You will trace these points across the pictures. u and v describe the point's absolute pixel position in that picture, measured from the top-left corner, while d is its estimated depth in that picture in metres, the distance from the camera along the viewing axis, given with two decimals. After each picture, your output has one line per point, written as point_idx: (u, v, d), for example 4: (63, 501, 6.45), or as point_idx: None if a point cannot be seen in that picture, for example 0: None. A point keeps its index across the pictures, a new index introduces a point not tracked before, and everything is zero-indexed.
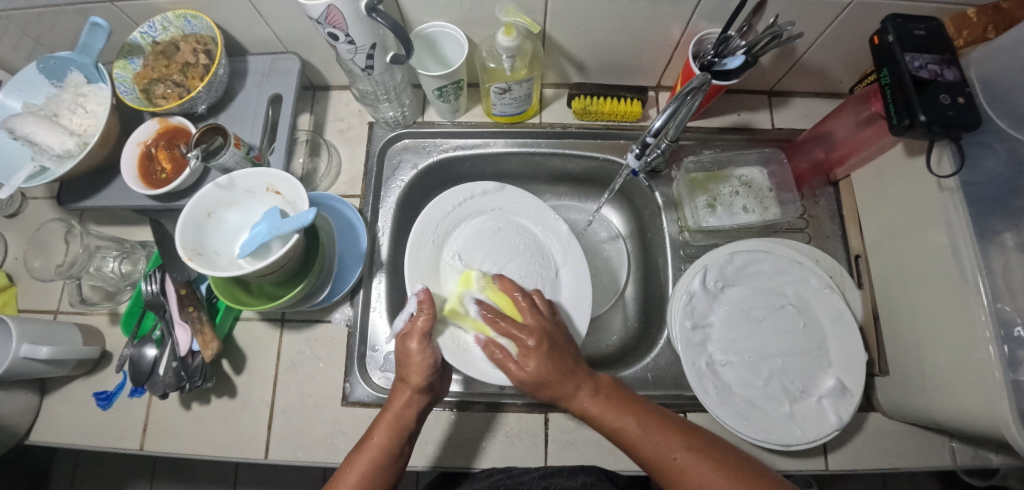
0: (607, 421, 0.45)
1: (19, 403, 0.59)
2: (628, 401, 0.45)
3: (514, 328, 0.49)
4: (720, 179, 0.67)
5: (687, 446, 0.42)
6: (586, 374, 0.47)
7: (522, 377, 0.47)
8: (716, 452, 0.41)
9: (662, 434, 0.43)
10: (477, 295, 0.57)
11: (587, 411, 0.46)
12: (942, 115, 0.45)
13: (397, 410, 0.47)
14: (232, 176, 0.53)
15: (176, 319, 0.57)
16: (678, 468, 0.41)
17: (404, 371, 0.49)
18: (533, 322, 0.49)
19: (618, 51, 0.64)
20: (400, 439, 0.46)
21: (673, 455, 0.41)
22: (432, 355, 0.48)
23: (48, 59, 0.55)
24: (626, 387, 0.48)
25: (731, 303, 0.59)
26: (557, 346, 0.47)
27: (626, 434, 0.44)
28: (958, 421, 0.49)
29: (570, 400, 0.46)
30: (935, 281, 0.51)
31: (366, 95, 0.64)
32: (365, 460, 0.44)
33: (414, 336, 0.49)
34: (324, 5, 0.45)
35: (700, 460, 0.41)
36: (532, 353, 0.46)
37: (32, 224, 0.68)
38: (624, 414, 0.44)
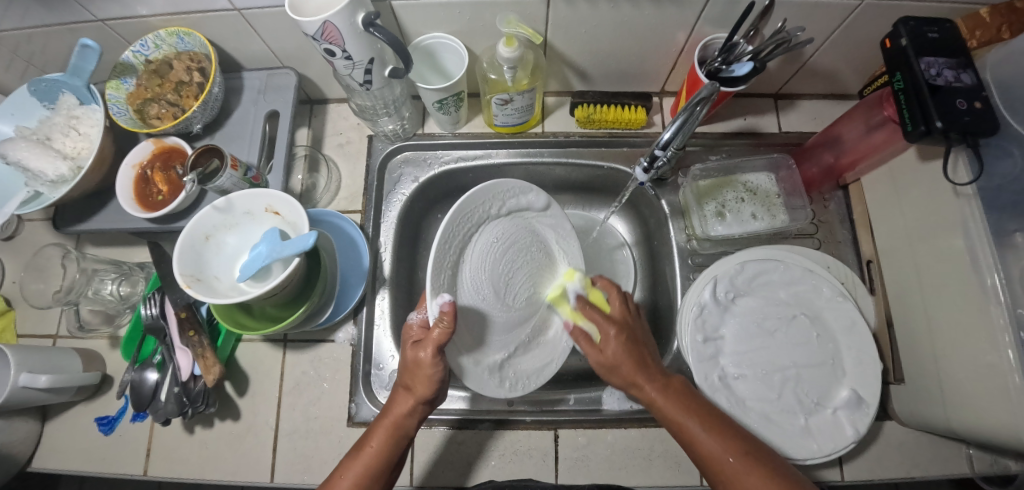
0: (672, 414, 0.45)
1: (20, 431, 0.58)
2: (688, 400, 0.46)
3: (604, 324, 0.50)
4: (728, 186, 0.65)
5: (740, 451, 0.42)
6: (659, 371, 0.47)
7: (600, 360, 0.49)
8: (776, 469, 0.41)
9: (721, 440, 0.43)
10: (575, 289, 0.57)
11: (653, 401, 0.46)
12: (959, 121, 0.43)
13: (399, 416, 0.46)
14: (230, 198, 0.52)
15: (177, 344, 0.56)
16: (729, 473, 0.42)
17: (410, 379, 0.46)
18: (616, 315, 0.51)
19: (621, 57, 0.63)
20: (399, 445, 0.47)
21: (725, 456, 0.42)
22: (442, 369, 0.45)
23: (39, 82, 0.54)
24: (698, 392, 0.48)
25: (742, 314, 0.58)
26: (634, 336, 0.49)
27: (688, 430, 0.44)
28: (979, 432, 0.48)
29: (637, 388, 0.47)
30: (952, 289, 0.50)
31: (365, 109, 0.63)
32: (360, 466, 0.45)
33: (426, 347, 0.44)
34: (319, 22, 0.44)
35: (717, 437, 0.43)
36: (612, 338, 0.48)
37: (29, 247, 0.67)
38: (687, 412, 0.45)
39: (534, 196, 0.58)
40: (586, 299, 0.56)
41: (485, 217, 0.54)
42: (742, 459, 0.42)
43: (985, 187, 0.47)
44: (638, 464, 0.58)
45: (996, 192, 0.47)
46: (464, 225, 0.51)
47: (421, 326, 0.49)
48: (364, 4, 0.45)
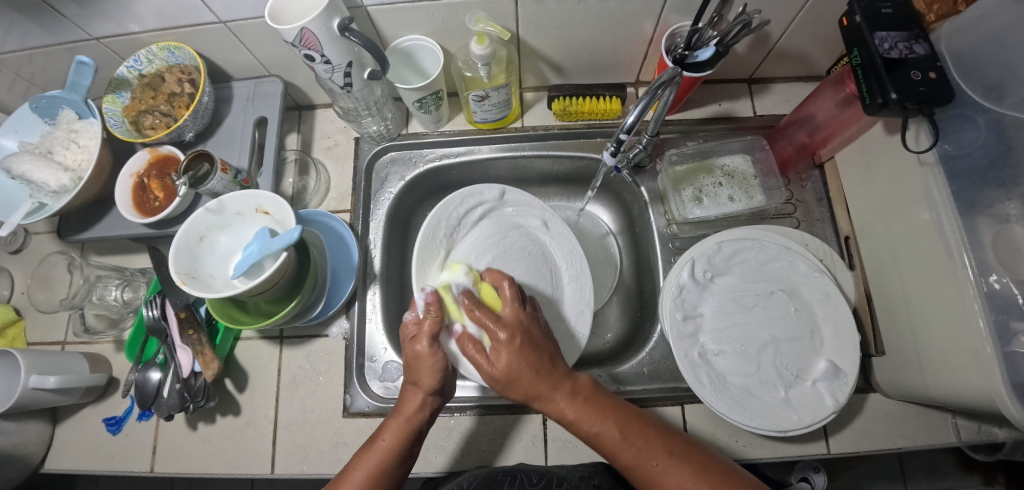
0: (585, 426, 0.43)
1: (31, 433, 0.61)
2: (606, 405, 0.44)
3: (489, 320, 0.45)
4: (704, 170, 0.67)
5: (670, 451, 0.42)
6: (565, 375, 0.44)
7: (493, 373, 0.43)
8: (696, 456, 0.42)
9: (647, 444, 0.42)
10: (462, 282, 0.54)
11: (563, 415, 0.43)
12: (913, 91, 0.45)
13: (409, 412, 0.48)
14: (221, 199, 0.55)
15: (178, 343, 0.59)
16: (655, 476, 0.41)
17: (415, 375, 0.48)
18: (511, 318, 0.45)
19: (593, 50, 0.65)
20: (409, 442, 0.48)
21: (652, 461, 0.41)
22: (444, 360, 0.47)
23: (40, 99, 0.58)
24: (602, 387, 0.46)
25: (720, 292, 0.59)
26: (533, 342, 0.44)
27: (605, 440, 0.42)
28: (954, 398, 0.49)
29: (545, 400, 0.43)
30: (919, 257, 0.50)
31: (349, 112, 0.65)
32: (373, 458, 0.46)
33: (422, 340, 0.47)
34: (297, 29, 0.46)
35: (682, 469, 0.40)
36: (506, 348, 0.43)
37: (36, 258, 0.70)
38: (601, 420, 0.43)
39: (537, 212, 0.67)
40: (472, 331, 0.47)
41: (460, 218, 0.65)
42: (671, 457, 0.41)
43: (947, 155, 0.48)
44: None
45: (958, 159, 0.47)
46: (444, 219, 0.63)
47: (416, 322, 0.51)
48: (339, 10, 0.48)
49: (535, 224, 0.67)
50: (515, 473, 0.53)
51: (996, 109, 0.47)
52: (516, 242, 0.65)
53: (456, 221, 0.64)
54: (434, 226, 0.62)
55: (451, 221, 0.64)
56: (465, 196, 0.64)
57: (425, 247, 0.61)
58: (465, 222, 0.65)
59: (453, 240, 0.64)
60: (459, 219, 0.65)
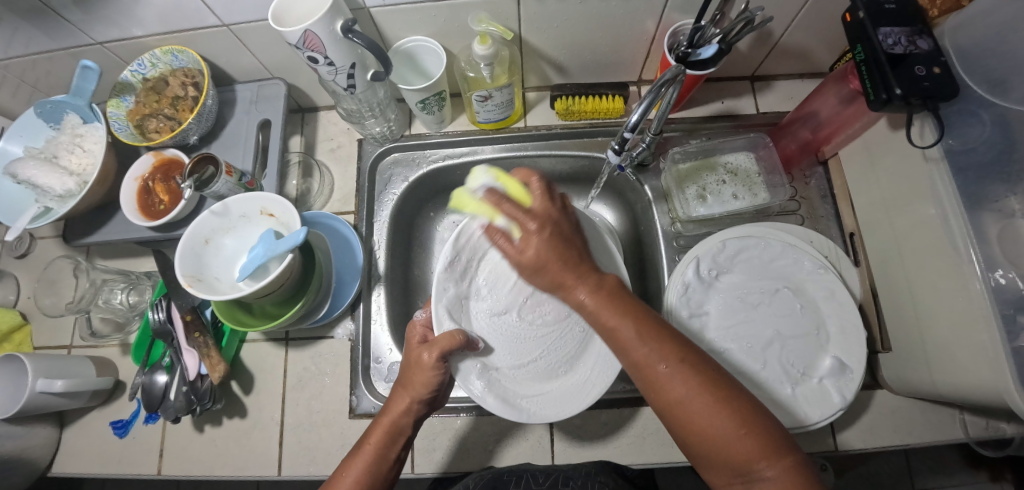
0: (603, 317, 0.41)
1: (39, 436, 0.61)
2: (627, 304, 0.41)
3: (520, 213, 0.44)
4: (708, 167, 0.67)
5: (680, 359, 0.38)
6: (590, 271, 0.43)
7: (520, 260, 0.44)
8: (719, 382, 0.37)
9: (658, 344, 0.39)
10: (485, 184, 0.50)
11: (585, 305, 0.42)
12: (917, 86, 0.45)
13: (396, 415, 0.47)
14: (226, 202, 0.55)
15: (183, 345, 0.59)
16: (661, 379, 0.37)
17: (407, 377, 0.48)
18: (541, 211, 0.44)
19: (596, 49, 0.65)
20: (396, 445, 0.47)
21: (658, 364, 0.38)
22: (441, 372, 0.47)
23: (44, 103, 0.58)
24: (629, 294, 0.44)
25: (726, 290, 0.59)
26: (564, 234, 0.44)
27: (620, 333, 0.40)
28: (963, 394, 0.48)
29: (567, 290, 0.43)
30: (925, 252, 0.50)
31: (352, 113, 0.65)
32: (363, 461, 0.45)
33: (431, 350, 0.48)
34: (300, 31, 0.46)
35: (685, 377, 0.37)
36: (534, 238, 0.43)
37: (42, 263, 0.70)
38: (620, 315, 0.40)
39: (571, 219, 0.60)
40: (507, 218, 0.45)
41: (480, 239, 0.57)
42: (677, 366, 0.37)
43: (952, 149, 0.47)
44: (632, 442, 0.59)
45: (964, 154, 0.47)
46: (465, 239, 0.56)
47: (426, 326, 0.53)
48: (341, 12, 0.48)
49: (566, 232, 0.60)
50: (521, 472, 0.54)
51: (1000, 103, 0.46)
52: None
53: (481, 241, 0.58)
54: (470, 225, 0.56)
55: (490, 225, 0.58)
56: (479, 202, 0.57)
57: (453, 255, 0.56)
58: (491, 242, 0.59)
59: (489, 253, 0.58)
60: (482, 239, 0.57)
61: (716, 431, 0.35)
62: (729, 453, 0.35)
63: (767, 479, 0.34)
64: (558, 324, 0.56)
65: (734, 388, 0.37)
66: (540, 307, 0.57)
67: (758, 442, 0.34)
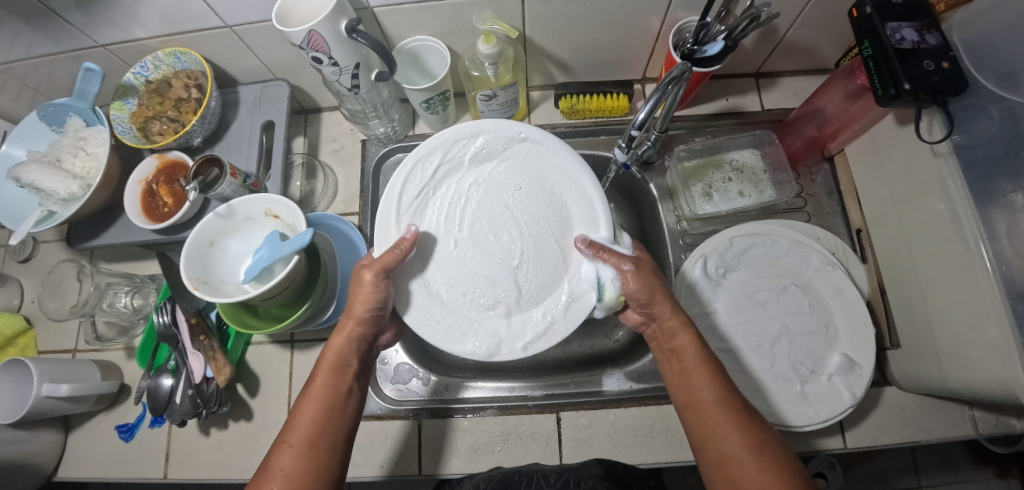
0: (679, 363, 0.46)
1: (45, 441, 0.61)
2: (695, 343, 0.46)
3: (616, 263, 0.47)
4: (713, 165, 0.67)
5: (737, 418, 0.42)
6: (678, 312, 0.47)
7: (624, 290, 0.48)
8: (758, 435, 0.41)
9: (714, 395, 0.43)
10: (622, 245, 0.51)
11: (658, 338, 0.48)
12: (926, 82, 0.45)
13: (338, 349, 0.48)
14: (231, 204, 0.54)
15: (189, 348, 0.58)
16: (703, 410, 0.43)
17: (349, 303, 0.48)
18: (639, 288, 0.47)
19: (601, 47, 0.65)
20: (344, 378, 0.47)
21: (704, 398, 0.43)
22: (382, 294, 0.47)
23: (47, 107, 0.58)
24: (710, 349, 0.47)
25: (734, 287, 0.59)
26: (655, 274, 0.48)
27: (686, 375, 0.45)
28: (974, 391, 0.48)
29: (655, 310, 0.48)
30: (934, 249, 0.50)
31: (355, 114, 0.65)
32: (313, 400, 0.45)
33: (370, 267, 0.47)
34: (305, 31, 0.46)
35: (732, 425, 0.41)
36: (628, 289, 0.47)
37: (46, 267, 0.70)
38: (694, 361, 0.45)
39: (484, 135, 0.51)
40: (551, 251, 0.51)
41: (415, 223, 0.50)
42: (738, 423, 0.41)
43: (961, 145, 0.47)
44: (640, 442, 0.59)
45: (973, 150, 0.47)
46: (395, 221, 0.50)
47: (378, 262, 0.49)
48: (346, 12, 0.48)
49: (496, 159, 0.52)
50: (530, 474, 0.53)
51: (1010, 97, 0.45)
52: (493, 197, 0.51)
53: (413, 220, 0.51)
54: (406, 176, 0.50)
55: (426, 181, 0.51)
56: (397, 190, 0.50)
57: (394, 219, 0.50)
58: (421, 218, 0.51)
59: (428, 208, 0.51)
60: (414, 220, 0.50)
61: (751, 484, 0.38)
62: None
63: None
64: (523, 244, 0.50)
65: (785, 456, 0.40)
66: (507, 237, 0.50)
67: None
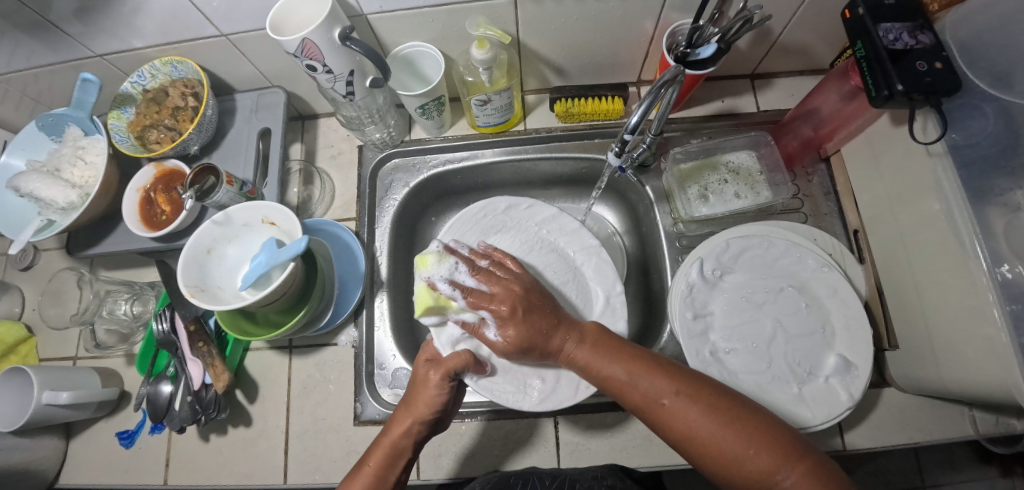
0: (595, 368, 0.45)
1: (46, 448, 0.61)
2: (606, 344, 0.46)
3: (483, 301, 0.48)
4: (709, 167, 0.67)
5: (675, 389, 0.41)
6: (569, 328, 0.48)
7: (505, 339, 0.46)
8: (705, 394, 0.41)
9: (651, 379, 0.42)
10: (442, 275, 0.52)
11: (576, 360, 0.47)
12: (919, 82, 0.44)
13: (395, 439, 0.46)
14: (228, 211, 0.55)
15: (188, 355, 0.59)
16: (666, 414, 0.41)
17: (412, 399, 0.48)
18: (499, 291, 0.48)
19: (595, 51, 0.65)
20: (395, 469, 0.46)
21: (661, 400, 0.41)
22: (445, 394, 0.47)
23: (46, 117, 0.58)
24: (616, 335, 0.48)
25: (730, 289, 0.59)
26: (534, 305, 0.47)
27: (615, 381, 0.44)
28: (972, 391, 0.48)
29: (555, 351, 0.48)
30: (931, 249, 0.50)
31: (351, 120, 0.66)
32: (362, 484, 0.44)
33: (438, 369, 0.48)
34: (298, 40, 0.46)
35: (686, 403, 0.40)
36: (509, 322, 0.46)
37: (47, 274, 0.71)
38: (606, 359, 0.45)
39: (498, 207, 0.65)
40: (466, 270, 0.52)
41: None
42: (678, 398, 0.40)
43: (956, 145, 0.47)
44: (638, 445, 0.59)
45: (968, 149, 0.46)
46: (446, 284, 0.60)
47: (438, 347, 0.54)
48: (339, 20, 0.48)
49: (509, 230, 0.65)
50: (527, 476, 0.53)
51: (1004, 96, 0.45)
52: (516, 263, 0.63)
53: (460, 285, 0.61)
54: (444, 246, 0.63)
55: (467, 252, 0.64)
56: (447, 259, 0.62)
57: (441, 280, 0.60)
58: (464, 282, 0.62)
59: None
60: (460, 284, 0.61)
61: (727, 448, 0.38)
62: (748, 467, 0.37)
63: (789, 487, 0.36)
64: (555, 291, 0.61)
65: (737, 401, 0.41)
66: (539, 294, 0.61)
67: (773, 454, 0.37)
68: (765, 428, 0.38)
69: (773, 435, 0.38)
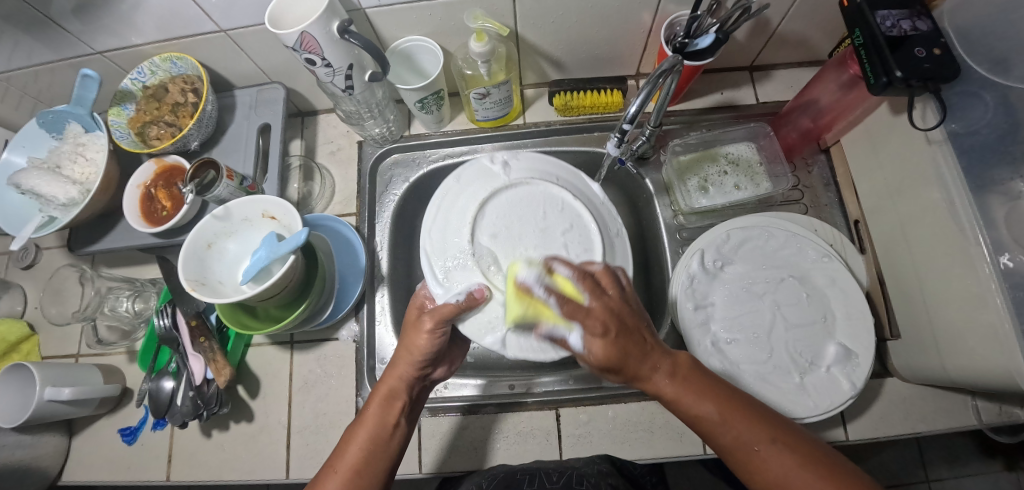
0: (687, 405, 0.41)
1: (48, 445, 0.61)
2: (702, 383, 0.41)
3: (579, 313, 0.41)
4: (708, 158, 0.67)
5: (772, 437, 0.38)
6: (661, 354, 0.41)
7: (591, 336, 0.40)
8: (805, 447, 0.38)
9: (747, 426, 0.39)
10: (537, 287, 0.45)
11: (664, 395, 0.42)
12: (918, 68, 0.44)
13: (376, 420, 0.45)
14: (228, 206, 0.55)
15: (189, 351, 0.59)
16: (757, 459, 0.38)
17: (386, 376, 0.48)
18: (597, 305, 0.40)
19: (594, 44, 0.65)
20: (393, 410, 0.46)
21: (754, 445, 0.38)
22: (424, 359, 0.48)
23: (46, 114, 0.58)
24: (706, 368, 0.43)
25: (730, 280, 0.59)
26: (620, 325, 0.40)
27: (705, 420, 0.40)
28: (975, 379, 0.48)
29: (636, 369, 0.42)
30: (931, 237, 0.50)
31: (351, 115, 0.66)
32: (364, 431, 0.44)
33: (432, 316, 0.47)
34: (297, 33, 0.46)
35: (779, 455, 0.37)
36: (598, 335, 0.39)
37: (49, 272, 0.71)
38: (700, 398, 0.40)
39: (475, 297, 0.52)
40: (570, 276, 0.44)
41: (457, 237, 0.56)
42: (772, 447, 0.38)
43: (955, 133, 0.47)
44: (640, 437, 0.59)
45: (967, 137, 0.46)
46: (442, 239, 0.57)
47: (428, 295, 0.53)
48: (338, 13, 0.48)
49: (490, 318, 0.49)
50: (534, 472, 0.53)
51: (1003, 82, 0.45)
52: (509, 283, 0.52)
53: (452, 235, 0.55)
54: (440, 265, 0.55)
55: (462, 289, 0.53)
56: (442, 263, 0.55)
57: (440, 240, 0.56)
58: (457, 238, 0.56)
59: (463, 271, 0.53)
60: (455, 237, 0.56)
61: None
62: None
63: None
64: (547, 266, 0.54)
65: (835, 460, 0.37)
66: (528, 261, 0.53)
67: None
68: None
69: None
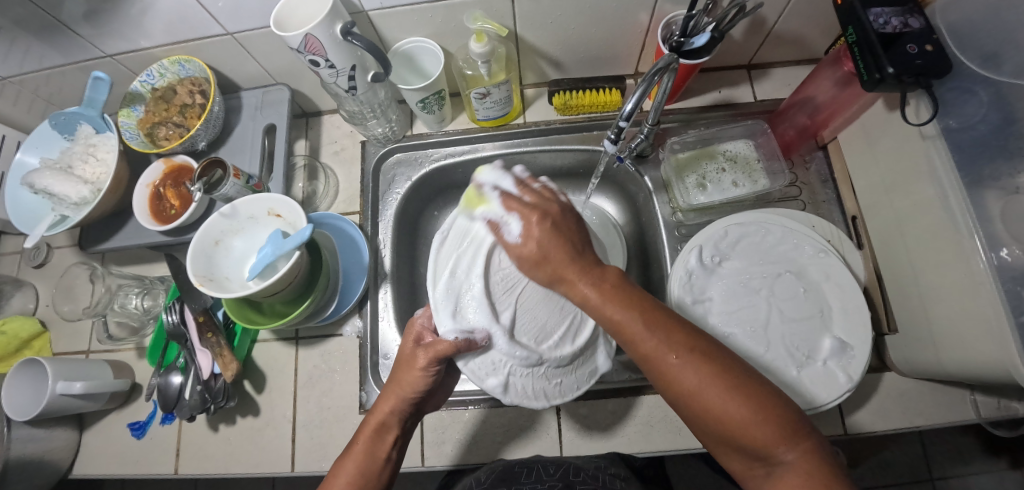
0: (608, 312, 0.39)
1: (59, 439, 0.62)
2: (631, 296, 0.39)
3: (528, 212, 0.45)
4: (706, 156, 0.68)
5: (691, 348, 0.36)
6: (594, 262, 0.42)
7: (522, 253, 0.44)
8: (730, 368, 0.35)
9: (665, 332, 0.37)
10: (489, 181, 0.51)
11: (588, 299, 0.40)
12: (910, 64, 0.45)
13: (371, 440, 0.45)
14: (235, 204, 0.57)
15: (197, 346, 0.60)
16: (669, 371, 0.36)
17: (380, 400, 0.47)
18: (537, 198, 0.46)
19: (593, 44, 0.66)
20: (385, 444, 0.46)
21: (670, 355, 0.36)
22: (423, 380, 0.46)
23: (58, 116, 0.60)
24: (637, 288, 0.41)
25: (728, 276, 0.60)
26: (563, 226, 0.43)
27: (626, 328, 0.38)
28: (971, 372, 0.48)
29: (570, 284, 0.41)
30: (927, 232, 0.50)
31: (354, 115, 0.67)
32: (352, 465, 0.44)
33: (426, 353, 0.45)
34: (301, 35, 0.48)
35: (696, 365, 0.35)
36: (536, 229, 0.43)
37: (59, 271, 0.73)
38: (624, 308, 0.38)
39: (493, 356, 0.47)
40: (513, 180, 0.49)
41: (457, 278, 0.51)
42: (689, 356, 0.35)
43: (950, 129, 0.47)
44: (638, 431, 0.59)
45: (962, 132, 0.47)
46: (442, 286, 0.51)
47: (426, 323, 0.50)
48: (340, 15, 0.49)
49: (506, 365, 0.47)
50: (530, 464, 0.54)
51: (994, 77, 0.46)
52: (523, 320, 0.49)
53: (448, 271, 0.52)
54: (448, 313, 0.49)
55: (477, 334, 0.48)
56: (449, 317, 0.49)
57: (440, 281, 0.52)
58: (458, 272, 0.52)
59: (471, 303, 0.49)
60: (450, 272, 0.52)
61: (733, 418, 0.33)
62: (750, 439, 0.33)
63: (785, 463, 0.32)
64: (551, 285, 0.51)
65: (762, 383, 0.35)
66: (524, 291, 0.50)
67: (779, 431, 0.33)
68: (769, 400, 0.34)
69: (775, 409, 0.34)
